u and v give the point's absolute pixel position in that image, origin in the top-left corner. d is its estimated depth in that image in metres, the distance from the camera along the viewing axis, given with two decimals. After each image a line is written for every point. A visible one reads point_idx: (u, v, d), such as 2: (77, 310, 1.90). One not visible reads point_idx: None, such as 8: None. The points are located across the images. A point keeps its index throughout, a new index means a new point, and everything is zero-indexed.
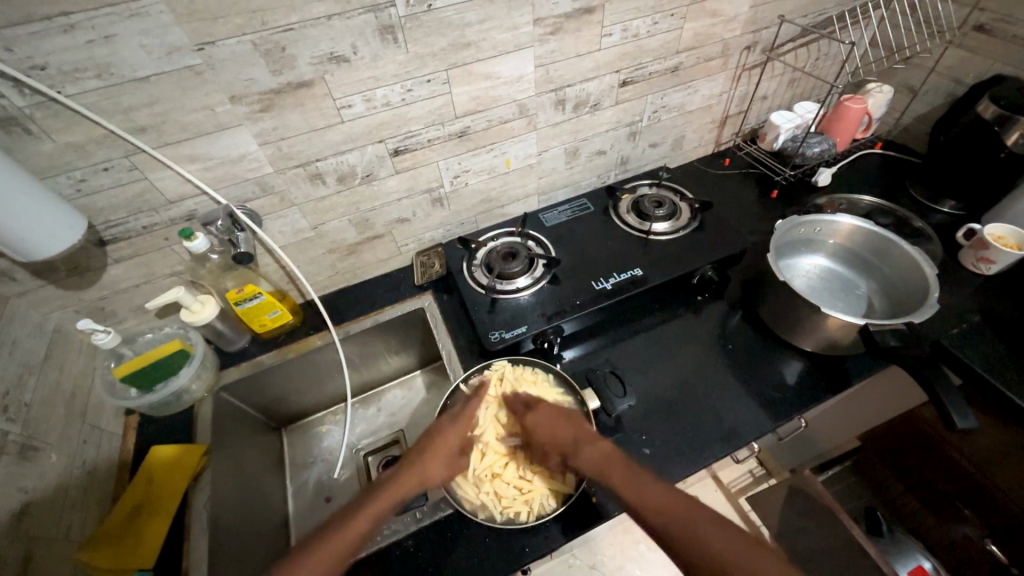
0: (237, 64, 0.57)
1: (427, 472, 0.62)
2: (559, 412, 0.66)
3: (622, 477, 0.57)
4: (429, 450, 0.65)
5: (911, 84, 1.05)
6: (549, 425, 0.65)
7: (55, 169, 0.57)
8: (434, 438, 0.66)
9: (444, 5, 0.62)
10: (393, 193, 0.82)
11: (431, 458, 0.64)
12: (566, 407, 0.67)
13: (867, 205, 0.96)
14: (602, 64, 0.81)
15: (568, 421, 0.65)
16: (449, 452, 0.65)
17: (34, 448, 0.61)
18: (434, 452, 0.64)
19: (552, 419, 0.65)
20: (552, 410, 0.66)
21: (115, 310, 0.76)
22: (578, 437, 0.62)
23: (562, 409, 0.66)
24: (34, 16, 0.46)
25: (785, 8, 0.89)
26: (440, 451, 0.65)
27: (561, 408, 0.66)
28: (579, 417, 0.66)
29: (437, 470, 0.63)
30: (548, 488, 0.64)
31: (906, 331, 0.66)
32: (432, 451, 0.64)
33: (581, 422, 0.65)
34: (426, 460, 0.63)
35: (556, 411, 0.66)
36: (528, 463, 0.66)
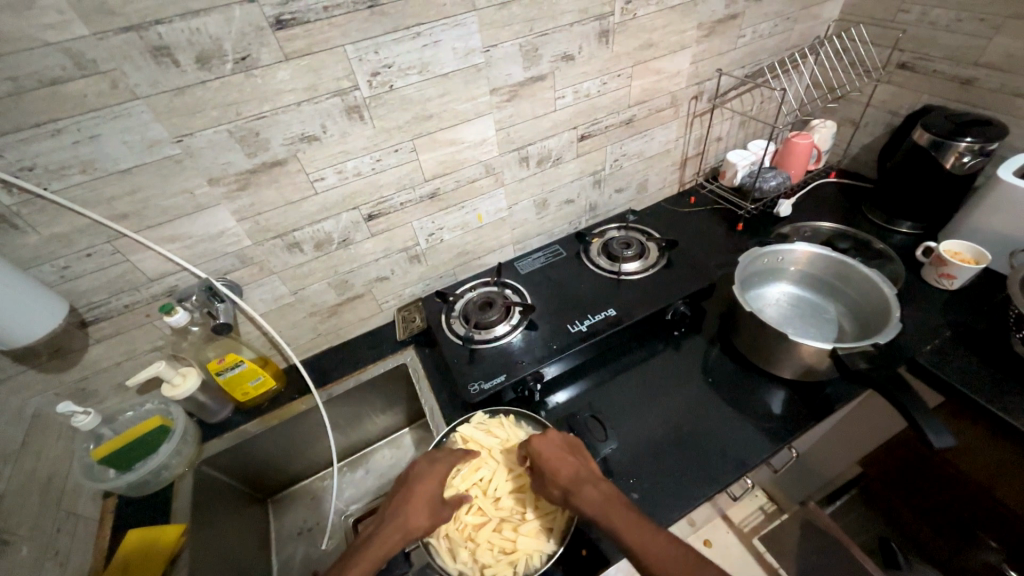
0: (214, 150, 0.61)
1: (413, 519, 0.60)
2: (562, 449, 0.64)
3: (626, 523, 0.54)
4: (409, 496, 0.62)
5: (852, 118, 1.13)
6: (554, 458, 0.63)
7: (39, 259, 0.60)
8: (419, 483, 0.63)
9: (404, 85, 0.68)
10: (371, 254, 0.85)
11: (412, 503, 0.61)
12: (565, 440, 0.65)
13: (828, 231, 1.00)
14: (560, 123, 0.88)
15: (568, 457, 0.63)
16: (431, 498, 0.62)
17: (4, 541, 0.59)
18: (416, 497, 0.62)
19: (554, 459, 0.62)
20: (551, 444, 0.64)
21: (96, 390, 0.77)
22: (577, 479, 0.60)
23: (563, 448, 0.64)
24: (25, 124, 0.51)
25: (722, 61, 0.97)
26: (421, 498, 0.62)
27: (561, 446, 0.64)
28: (581, 452, 0.64)
29: (421, 519, 0.60)
30: (534, 545, 0.62)
31: (873, 352, 0.67)
32: (410, 499, 0.62)
33: (582, 457, 0.63)
34: (407, 508, 0.61)
35: (559, 451, 0.63)
36: (512, 521, 0.65)
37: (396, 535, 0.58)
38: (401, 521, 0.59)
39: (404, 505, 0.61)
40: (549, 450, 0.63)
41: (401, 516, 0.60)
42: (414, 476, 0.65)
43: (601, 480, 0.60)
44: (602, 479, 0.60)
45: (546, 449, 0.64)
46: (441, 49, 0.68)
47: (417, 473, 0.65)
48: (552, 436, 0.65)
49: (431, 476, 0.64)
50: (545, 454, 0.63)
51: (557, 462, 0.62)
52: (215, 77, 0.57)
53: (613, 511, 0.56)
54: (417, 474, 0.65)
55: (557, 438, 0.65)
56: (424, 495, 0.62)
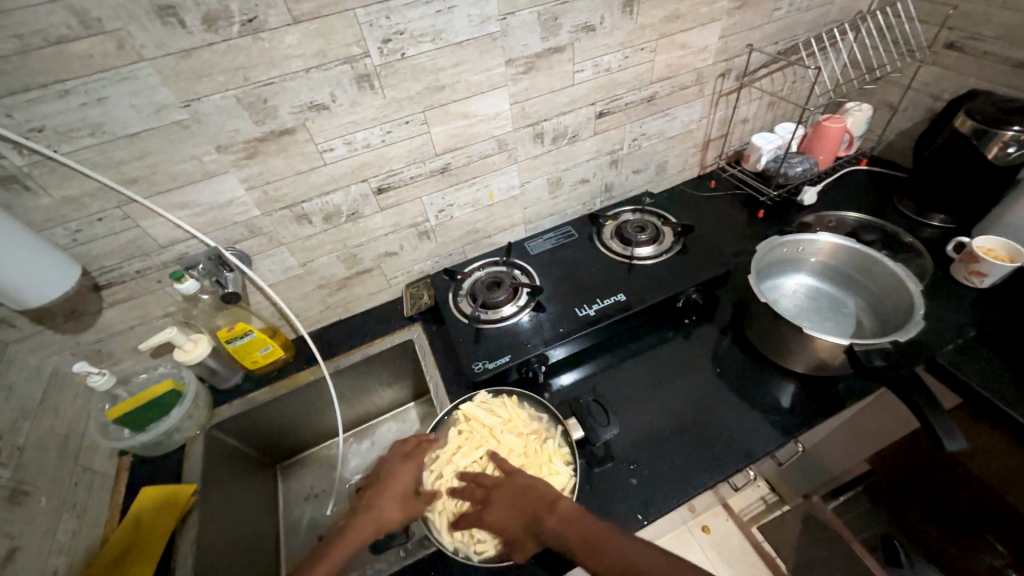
0: (222, 116, 0.60)
1: (387, 511, 0.62)
2: (509, 509, 0.59)
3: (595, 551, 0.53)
4: (385, 489, 0.65)
5: (890, 102, 1.06)
6: (505, 517, 0.59)
7: (52, 222, 0.61)
8: (393, 477, 0.66)
9: (416, 53, 0.66)
10: (380, 228, 0.84)
11: (386, 497, 0.64)
12: (513, 489, 0.61)
13: (854, 221, 0.95)
14: (577, 98, 0.84)
15: (522, 507, 0.59)
16: (403, 492, 0.64)
17: (24, 492, 0.62)
18: (390, 490, 0.64)
19: (508, 522, 0.58)
20: (501, 507, 0.60)
21: (111, 352, 0.79)
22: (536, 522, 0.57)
23: (512, 508, 0.59)
24: (33, 84, 0.50)
25: (753, 37, 0.91)
26: (394, 491, 0.64)
27: (509, 504, 0.60)
28: (528, 490, 0.60)
29: (394, 511, 0.63)
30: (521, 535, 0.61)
31: (891, 350, 0.64)
32: (385, 493, 0.64)
33: (531, 501, 0.59)
34: (382, 500, 0.63)
35: (511, 509, 0.59)
36: None
37: (370, 526, 0.61)
38: (375, 514, 0.62)
39: (378, 498, 0.64)
40: (500, 517, 0.59)
41: (375, 508, 0.63)
42: (390, 470, 0.67)
43: (557, 504, 0.57)
44: (559, 501, 0.58)
45: (498, 517, 0.59)
46: (456, 15, 0.65)
47: (392, 467, 0.67)
48: (499, 498, 0.60)
49: (405, 470, 0.66)
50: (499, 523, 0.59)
51: (511, 518, 0.58)
52: (222, 40, 0.55)
53: (581, 542, 0.54)
54: (392, 467, 0.67)
55: (501, 495, 0.61)
56: (398, 489, 0.65)
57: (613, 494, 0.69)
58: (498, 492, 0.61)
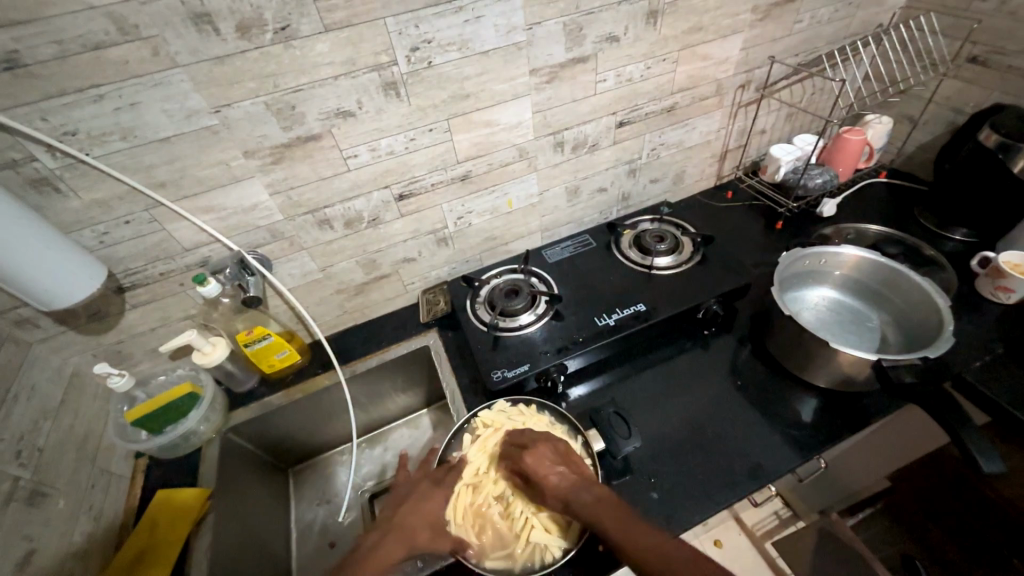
0: (250, 122, 0.61)
1: (418, 535, 0.61)
2: (554, 459, 0.62)
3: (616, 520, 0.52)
4: (412, 513, 0.63)
5: (910, 115, 1.06)
6: (545, 466, 0.61)
7: (80, 224, 0.61)
8: (424, 500, 0.64)
9: (443, 62, 0.66)
10: (399, 235, 0.85)
11: (416, 520, 0.62)
12: (556, 454, 0.63)
13: (875, 234, 0.94)
14: (599, 108, 0.84)
15: (560, 464, 0.61)
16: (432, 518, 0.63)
17: (42, 493, 0.62)
18: (419, 514, 0.63)
19: (547, 470, 0.60)
20: (545, 454, 0.62)
21: (131, 354, 0.79)
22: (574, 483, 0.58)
23: (557, 458, 0.62)
24: (69, 89, 0.51)
25: (774, 48, 0.92)
26: (424, 515, 0.63)
27: (554, 456, 0.62)
28: (576, 460, 0.62)
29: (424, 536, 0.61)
30: (548, 540, 0.60)
31: (920, 366, 0.63)
32: (414, 516, 0.62)
33: (576, 466, 0.61)
34: (413, 522, 0.62)
35: (551, 462, 0.61)
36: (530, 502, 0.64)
37: (401, 548, 0.59)
38: (405, 535, 0.60)
39: (408, 519, 0.62)
40: (541, 462, 0.61)
41: (404, 531, 0.61)
42: (417, 493, 0.65)
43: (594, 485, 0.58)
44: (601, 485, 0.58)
45: (538, 463, 0.61)
46: (483, 25, 0.65)
47: (420, 490, 0.65)
48: (543, 448, 0.63)
49: (436, 496, 0.65)
50: (537, 466, 0.61)
51: (550, 470, 0.60)
52: (254, 47, 0.56)
53: (610, 512, 0.53)
54: (420, 491, 0.65)
55: (548, 447, 0.63)
56: (428, 513, 0.63)
57: (632, 507, 0.68)
58: (548, 442, 0.64)
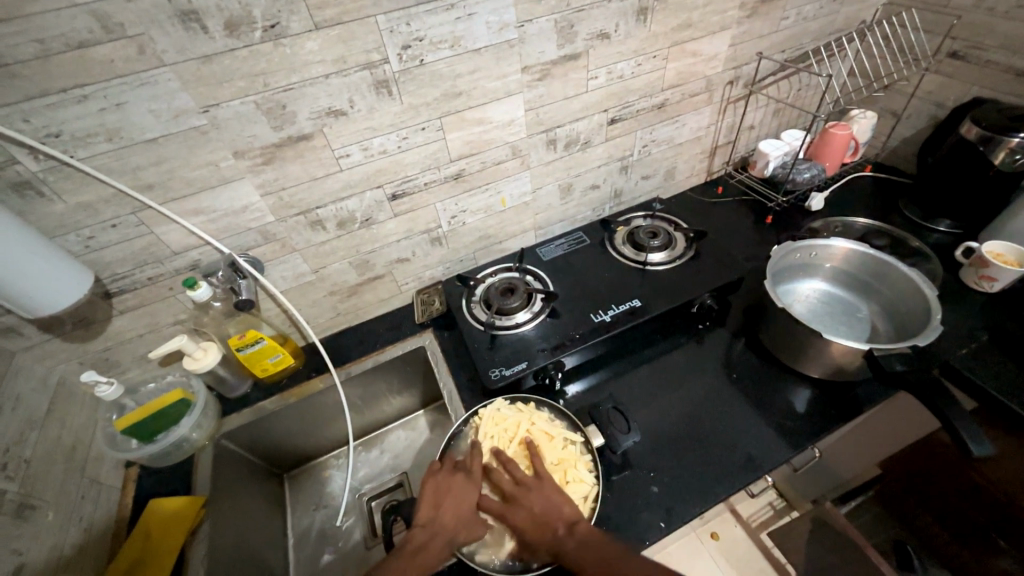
0: (240, 122, 0.60)
1: (459, 532, 0.59)
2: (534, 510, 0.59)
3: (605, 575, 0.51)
4: (447, 505, 0.60)
5: (893, 109, 1.08)
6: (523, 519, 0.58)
7: (65, 228, 0.60)
8: (458, 495, 0.62)
9: (434, 60, 0.66)
10: (393, 235, 0.84)
11: (452, 514, 0.60)
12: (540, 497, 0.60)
13: (862, 227, 0.96)
14: (591, 105, 0.85)
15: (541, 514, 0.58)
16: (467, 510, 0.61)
17: (31, 506, 0.60)
18: (455, 506, 0.60)
19: (526, 525, 0.58)
20: (525, 506, 0.60)
21: (119, 360, 0.77)
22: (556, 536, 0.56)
23: (537, 509, 0.59)
24: (52, 89, 0.50)
25: (762, 45, 0.93)
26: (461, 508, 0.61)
27: (534, 507, 0.59)
28: (555, 503, 0.59)
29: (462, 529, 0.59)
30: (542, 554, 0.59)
31: (911, 354, 0.65)
32: (449, 507, 0.60)
33: (555, 509, 0.59)
34: (451, 519, 0.59)
35: (530, 514, 0.59)
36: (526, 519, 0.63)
37: (444, 547, 0.57)
38: (447, 534, 0.58)
39: (446, 515, 0.60)
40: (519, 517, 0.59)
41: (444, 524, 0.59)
42: (445, 483, 0.63)
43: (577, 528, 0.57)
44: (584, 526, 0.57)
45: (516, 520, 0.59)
46: (475, 22, 0.65)
47: (448, 481, 0.63)
48: (523, 496, 0.60)
49: (468, 488, 0.62)
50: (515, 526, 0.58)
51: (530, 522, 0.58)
52: (243, 45, 0.55)
53: (595, 562, 0.52)
54: (448, 481, 0.63)
55: (527, 492, 0.61)
56: (461, 507, 0.61)
57: (633, 502, 0.68)
58: (528, 489, 0.61)
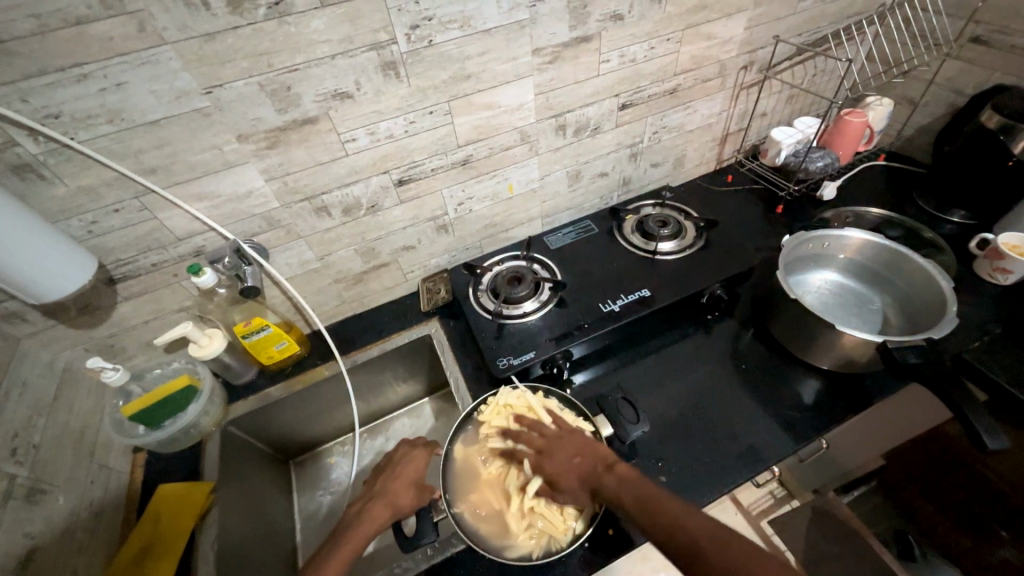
0: (244, 104, 0.58)
1: (400, 494, 0.63)
2: (570, 453, 0.60)
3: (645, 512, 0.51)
4: (394, 475, 0.65)
5: (911, 96, 1.05)
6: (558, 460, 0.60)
7: (67, 212, 0.58)
8: (404, 465, 0.66)
9: (443, 41, 0.64)
10: (398, 222, 0.83)
11: (397, 481, 0.64)
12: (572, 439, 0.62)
13: (875, 217, 0.94)
14: (601, 89, 0.82)
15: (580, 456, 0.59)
16: (413, 480, 0.65)
17: (41, 490, 0.60)
18: (400, 476, 0.65)
19: (569, 468, 0.59)
20: (567, 446, 0.61)
21: (124, 347, 0.77)
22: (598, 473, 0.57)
23: (572, 451, 0.60)
24: (50, 68, 0.48)
25: (779, 28, 0.90)
26: (408, 475, 0.66)
27: (573, 451, 0.60)
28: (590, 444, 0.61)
29: (407, 493, 0.63)
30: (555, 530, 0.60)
31: (926, 347, 0.64)
32: (398, 475, 0.65)
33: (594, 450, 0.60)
34: (394, 484, 0.64)
35: (568, 455, 0.60)
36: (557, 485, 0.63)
37: (384, 510, 0.61)
38: (388, 497, 0.62)
39: (389, 485, 0.64)
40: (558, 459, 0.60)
41: (388, 491, 0.63)
42: (399, 458, 0.68)
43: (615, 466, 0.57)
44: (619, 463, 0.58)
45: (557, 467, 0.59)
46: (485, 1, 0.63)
47: (401, 456, 0.68)
48: (559, 443, 0.61)
49: (414, 459, 0.68)
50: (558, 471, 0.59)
51: (568, 465, 0.59)
52: (247, 23, 0.53)
53: (635, 502, 0.52)
54: (401, 456, 0.68)
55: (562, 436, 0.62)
56: (409, 475, 0.66)
57: None
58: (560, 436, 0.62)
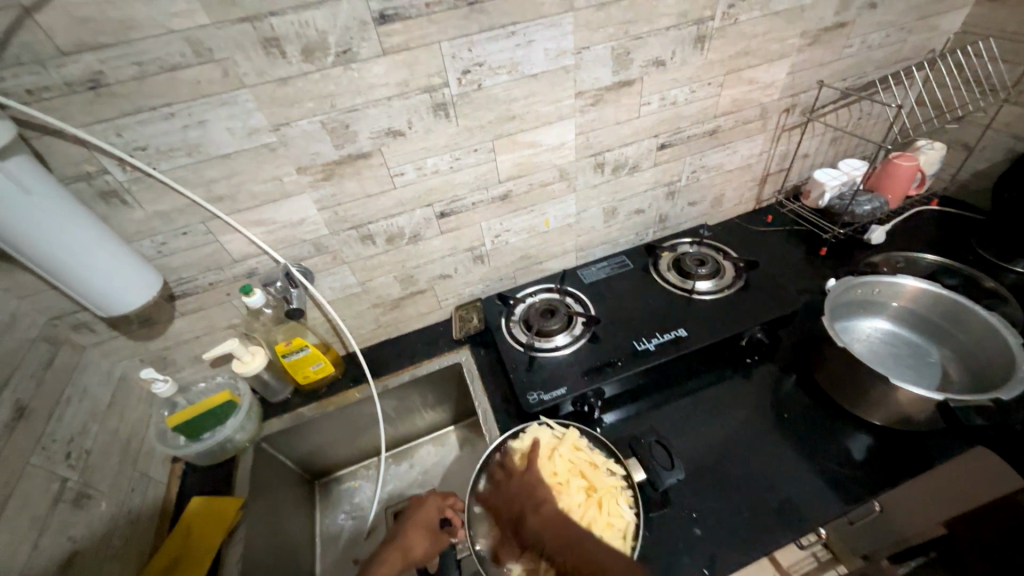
0: (307, 140, 0.63)
1: (413, 541, 0.64)
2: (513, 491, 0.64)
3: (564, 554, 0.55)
4: (409, 522, 0.67)
5: (965, 141, 1.02)
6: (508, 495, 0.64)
7: (141, 234, 0.64)
8: (418, 511, 0.68)
9: (492, 84, 0.67)
10: (437, 251, 0.85)
11: (411, 527, 0.66)
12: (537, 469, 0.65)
13: (930, 264, 0.89)
14: (641, 130, 0.84)
15: (519, 493, 0.64)
16: (428, 526, 0.66)
17: (87, 495, 0.63)
18: (413, 521, 0.67)
19: (506, 507, 0.63)
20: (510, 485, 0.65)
21: (175, 360, 0.81)
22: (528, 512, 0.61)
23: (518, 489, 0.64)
24: (143, 107, 0.54)
25: (823, 73, 0.90)
26: (422, 522, 0.67)
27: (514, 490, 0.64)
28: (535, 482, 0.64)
29: (419, 541, 0.64)
30: None
31: (993, 409, 0.59)
32: (411, 522, 0.67)
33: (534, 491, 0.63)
34: (407, 530, 0.65)
35: (513, 491, 0.64)
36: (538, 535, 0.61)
37: (396, 558, 0.62)
38: (400, 544, 0.64)
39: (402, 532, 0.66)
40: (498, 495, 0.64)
41: (401, 538, 0.65)
42: (415, 506, 0.69)
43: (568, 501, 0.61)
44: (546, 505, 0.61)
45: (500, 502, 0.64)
46: (534, 49, 0.66)
47: (418, 504, 0.69)
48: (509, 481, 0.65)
49: (428, 505, 0.69)
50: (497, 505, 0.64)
51: (504, 501, 0.63)
52: (316, 69, 0.58)
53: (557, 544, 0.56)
54: (418, 504, 0.69)
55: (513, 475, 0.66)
56: (423, 521, 0.67)
57: (673, 544, 0.65)
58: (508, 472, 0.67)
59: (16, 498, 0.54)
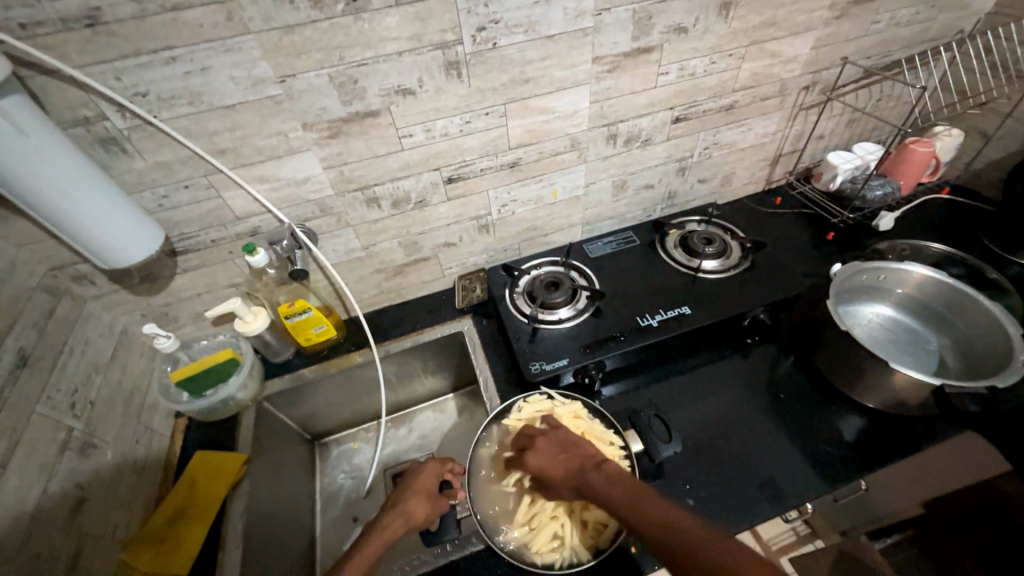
0: (313, 94, 0.61)
1: (414, 506, 0.64)
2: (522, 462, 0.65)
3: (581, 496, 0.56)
4: (410, 487, 0.66)
5: (983, 129, 1.00)
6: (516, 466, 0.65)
7: (142, 185, 0.62)
8: (417, 476, 0.68)
9: (507, 44, 0.65)
10: (443, 218, 0.84)
11: (412, 493, 0.65)
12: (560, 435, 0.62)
13: (936, 252, 0.89)
14: (657, 101, 0.82)
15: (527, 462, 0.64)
16: (428, 491, 0.66)
17: (93, 444, 0.64)
18: (414, 487, 0.66)
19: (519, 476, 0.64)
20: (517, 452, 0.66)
21: (177, 316, 0.81)
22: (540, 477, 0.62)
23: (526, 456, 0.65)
24: (143, 49, 0.51)
25: (848, 50, 0.87)
26: (423, 487, 0.66)
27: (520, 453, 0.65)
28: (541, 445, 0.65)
29: (421, 506, 0.64)
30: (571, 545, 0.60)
31: (987, 395, 0.60)
32: (412, 487, 0.66)
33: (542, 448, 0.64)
34: (408, 496, 0.65)
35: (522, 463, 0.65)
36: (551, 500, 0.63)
37: (398, 523, 0.62)
38: (402, 509, 0.63)
39: (403, 496, 0.65)
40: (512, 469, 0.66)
41: (402, 503, 0.64)
42: (414, 471, 0.69)
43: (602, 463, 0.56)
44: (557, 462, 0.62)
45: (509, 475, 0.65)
46: (552, 8, 0.63)
47: (417, 469, 0.69)
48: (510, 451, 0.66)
49: (427, 471, 0.69)
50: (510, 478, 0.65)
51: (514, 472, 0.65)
52: (325, 17, 0.55)
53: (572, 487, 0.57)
54: (417, 470, 0.69)
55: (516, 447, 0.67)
56: (423, 488, 0.66)
57: None
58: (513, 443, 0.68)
59: (23, 444, 0.55)
